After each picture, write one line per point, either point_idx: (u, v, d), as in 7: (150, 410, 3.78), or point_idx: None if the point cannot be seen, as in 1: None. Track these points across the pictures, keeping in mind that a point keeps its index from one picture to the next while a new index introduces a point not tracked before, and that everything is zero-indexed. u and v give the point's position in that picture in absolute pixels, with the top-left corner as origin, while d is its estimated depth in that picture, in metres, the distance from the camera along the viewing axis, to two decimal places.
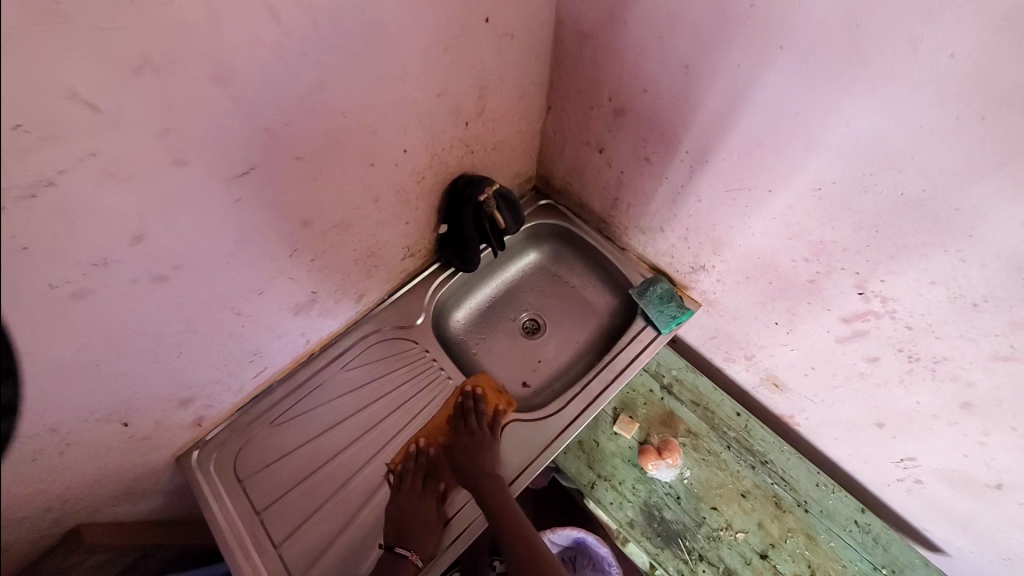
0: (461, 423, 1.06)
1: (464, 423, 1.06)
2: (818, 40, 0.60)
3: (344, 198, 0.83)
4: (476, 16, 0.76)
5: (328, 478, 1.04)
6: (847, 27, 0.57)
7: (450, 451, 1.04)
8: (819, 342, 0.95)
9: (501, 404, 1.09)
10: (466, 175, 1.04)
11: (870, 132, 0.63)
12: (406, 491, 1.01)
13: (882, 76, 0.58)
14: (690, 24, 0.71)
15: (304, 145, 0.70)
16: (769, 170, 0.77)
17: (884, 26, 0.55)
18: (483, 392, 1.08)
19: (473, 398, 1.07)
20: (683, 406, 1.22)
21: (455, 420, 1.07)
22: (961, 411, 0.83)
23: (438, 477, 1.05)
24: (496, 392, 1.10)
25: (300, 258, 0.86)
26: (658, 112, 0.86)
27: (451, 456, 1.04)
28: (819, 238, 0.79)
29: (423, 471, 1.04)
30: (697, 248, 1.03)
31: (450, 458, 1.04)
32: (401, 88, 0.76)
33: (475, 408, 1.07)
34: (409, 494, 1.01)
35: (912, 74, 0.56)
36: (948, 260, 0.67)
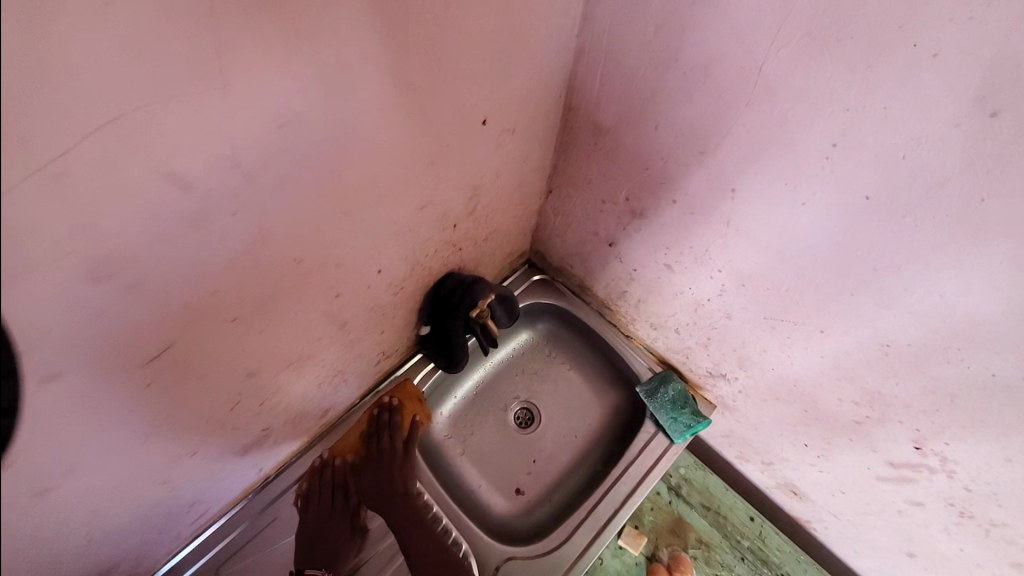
0: (373, 440, 0.94)
1: (377, 441, 0.94)
2: (916, 201, 0.47)
3: (301, 336, 0.66)
4: (470, 120, 0.59)
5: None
6: (967, 197, 0.44)
7: (362, 471, 0.93)
8: (855, 473, 0.85)
9: (420, 414, 0.99)
10: (453, 274, 0.89)
11: (967, 308, 0.51)
12: (315, 512, 0.90)
13: (999, 258, 0.46)
14: (742, 147, 0.57)
15: (243, 302, 0.52)
16: (822, 311, 0.65)
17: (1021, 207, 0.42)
18: (400, 403, 0.97)
19: (388, 410, 0.96)
20: (693, 510, 1.11)
21: (366, 438, 0.94)
22: (1012, 568, 0.75)
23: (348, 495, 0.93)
24: (417, 401, 1.00)
25: (246, 406, 0.68)
26: (688, 225, 0.72)
27: (362, 474, 0.93)
28: (876, 388, 0.68)
29: (331, 489, 0.92)
30: (718, 357, 0.90)
31: (360, 477, 0.93)
32: (374, 214, 0.58)
33: (390, 424, 0.95)
34: (319, 514, 0.90)
35: None
36: None
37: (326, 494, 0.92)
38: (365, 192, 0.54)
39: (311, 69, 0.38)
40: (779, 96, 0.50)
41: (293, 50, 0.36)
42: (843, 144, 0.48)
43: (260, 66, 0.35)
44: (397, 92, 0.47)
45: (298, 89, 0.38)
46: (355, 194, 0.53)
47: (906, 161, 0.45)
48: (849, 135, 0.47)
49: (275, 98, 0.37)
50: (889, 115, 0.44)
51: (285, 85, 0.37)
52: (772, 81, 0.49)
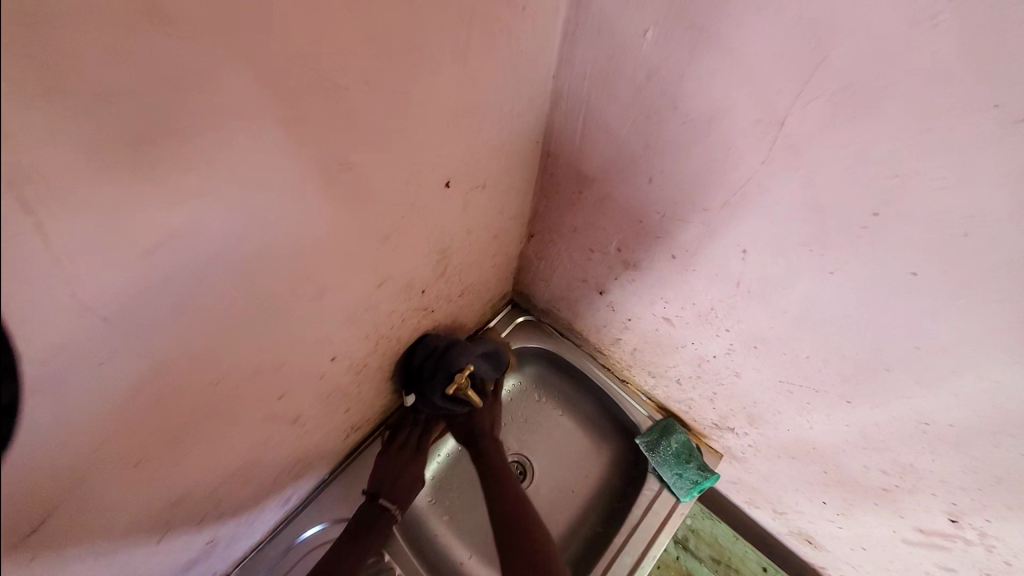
0: None
1: None
2: (974, 283, 0.39)
3: (241, 447, 0.55)
4: (430, 185, 0.49)
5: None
6: None
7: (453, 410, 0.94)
8: (879, 535, 0.77)
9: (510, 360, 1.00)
10: (425, 337, 0.78)
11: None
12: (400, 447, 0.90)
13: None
14: (754, 207, 0.48)
15: (146, 442, 0.41)
16: (849, 382, 0.56)
17: None
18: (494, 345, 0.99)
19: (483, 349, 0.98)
20: (702, 564, 1.04)
21: None
22: None
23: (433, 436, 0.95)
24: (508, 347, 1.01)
25: (180, 529, 0.57)
26: (690, 283, 0.63)
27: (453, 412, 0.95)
28: (907, 460, 0.60)
29: (420, 427, 0.93)
30: (726, 413, 0.81)
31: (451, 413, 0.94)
32: (317, 307, 0.48)
33: None
34: (404, 452, 0.90)
35: None
36: None
37: (415, 430, 0.93)
38: (300, 289, 0.44)
39: (181, 174, 0.28)
40: (801, 156, 0.41)
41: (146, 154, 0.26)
42: (884, 215, 0.40)
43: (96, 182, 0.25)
44: (326, 175, 0.37)
45: (169, 201, 0.28)
46: (287, 294, 0.43)
47: (968, 239, 0.37)
48: (892, 204, 0.39)
49: (133, 223, 0.28)
50: (948, 185, 0.36)
51: (140, 201, 0.27)
52: (792, 140, 0.40)
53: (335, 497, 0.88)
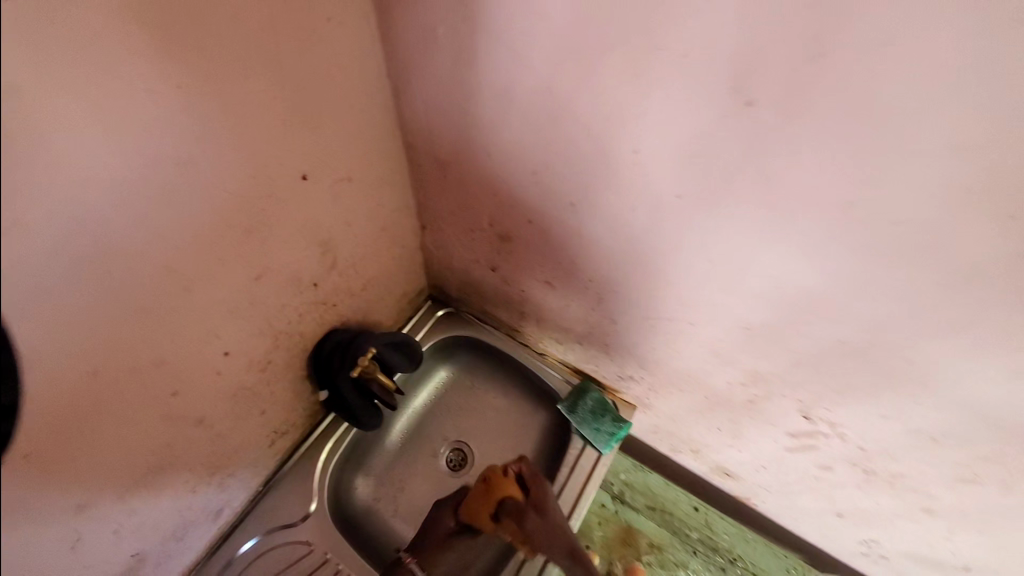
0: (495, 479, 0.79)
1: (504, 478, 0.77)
2: (718, 187, 0.48)
3: (142, 448, 0.58)
4: (286, 179, 0.56)
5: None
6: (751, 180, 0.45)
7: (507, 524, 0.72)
8: (767, 449, 0.85)
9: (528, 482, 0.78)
10: (331, 331, 0.83)
11: (794, 281, 0.52)
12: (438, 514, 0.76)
13: (804, 235, 0.47)
14: (563, 163, 0.57)
15: (28, 437, 0.44)
16: (685, 305, 0.66)
17: (800, 182, 0.43)
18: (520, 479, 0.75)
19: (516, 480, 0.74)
20: (639, 514, 1.10)
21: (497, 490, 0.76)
22: (924, 514, 0.75)
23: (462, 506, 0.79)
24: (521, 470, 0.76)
25: (94, 538, 0.60)
26: (550, 242, 0.72)
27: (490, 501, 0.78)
28: (753, 368, 0.68)
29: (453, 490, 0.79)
30: (622, 362, 0.90)
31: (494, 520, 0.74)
32: (190, 299, 0.53)
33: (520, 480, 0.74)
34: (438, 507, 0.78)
35: (829, 236, 0.45)
36: (903, 402, 0.58)
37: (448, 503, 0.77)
38: (167, 281, 0.49)
39: (20, 172, 0.34)
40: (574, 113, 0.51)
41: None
42: (643, 151, 0.50)
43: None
44: (166, 171, 0.43)
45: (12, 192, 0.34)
46: (153, 286, 0.48)
47: (695, 159, 0.47)
48: (642, 142, 0.49)
49: None
50: (670, 111, 0.45)
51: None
52: (562, 96, 0.50)
53: (269, 508, 0.90)
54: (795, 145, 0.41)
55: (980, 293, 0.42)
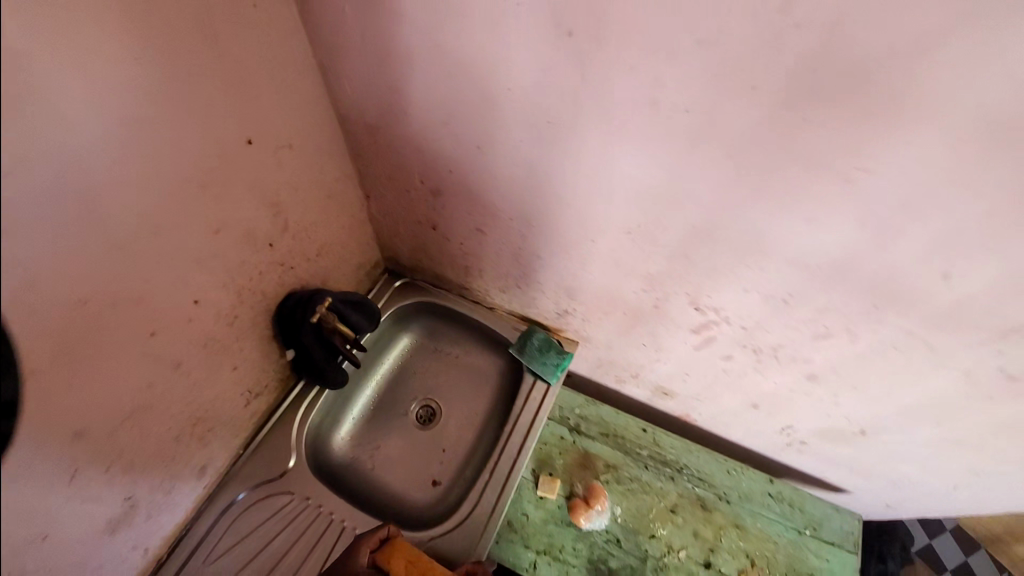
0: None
1: None
2: (576, 103, 0.62)
3: (126, 385, 0.67)
4: (235, 141, 0.67)
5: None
6: (592, 94, 0.60)
7: None
8: (684, 352, 0.99)
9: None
10: (293, 293, 0.93)
11: (649, 177, 0.67)
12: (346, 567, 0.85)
13: (640, 134, 0.62)
14: (465, 108, 0.71)
15: (30, 355, 0.53)
16: (584, 223, 0.80)
17: (625, 89, 0.58)
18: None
19: None
20: (595, 441, 1.21)
21: None
22: (810, 382, 0.87)
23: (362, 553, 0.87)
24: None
25: (88, 475, 0.68)
26: (471, 187, 0.85)
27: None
28: (648, 271, 0.82)
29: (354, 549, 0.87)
30: (555, 296, 1.03)
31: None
32: (161, 243, 0.63)
33: None
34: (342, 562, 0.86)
35: (657, 130, 0.60)
36: (753, 272, 0.72)
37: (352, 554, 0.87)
38: (141, 224, 0.59)
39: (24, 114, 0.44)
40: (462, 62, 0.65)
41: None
42: (518, 86, 0.64)
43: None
44: (134, 127, 0.54)
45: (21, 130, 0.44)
46: (128, 227, 0.58)
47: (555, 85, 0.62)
48: (514, 79, 0.64)
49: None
50: (527, 46, 0.59)
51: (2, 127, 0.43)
52: (450, 48, 0.64)
53: (252, 466, 0.99)
54: (612, 59, 0.56)
55: (761, 156, 0.57)
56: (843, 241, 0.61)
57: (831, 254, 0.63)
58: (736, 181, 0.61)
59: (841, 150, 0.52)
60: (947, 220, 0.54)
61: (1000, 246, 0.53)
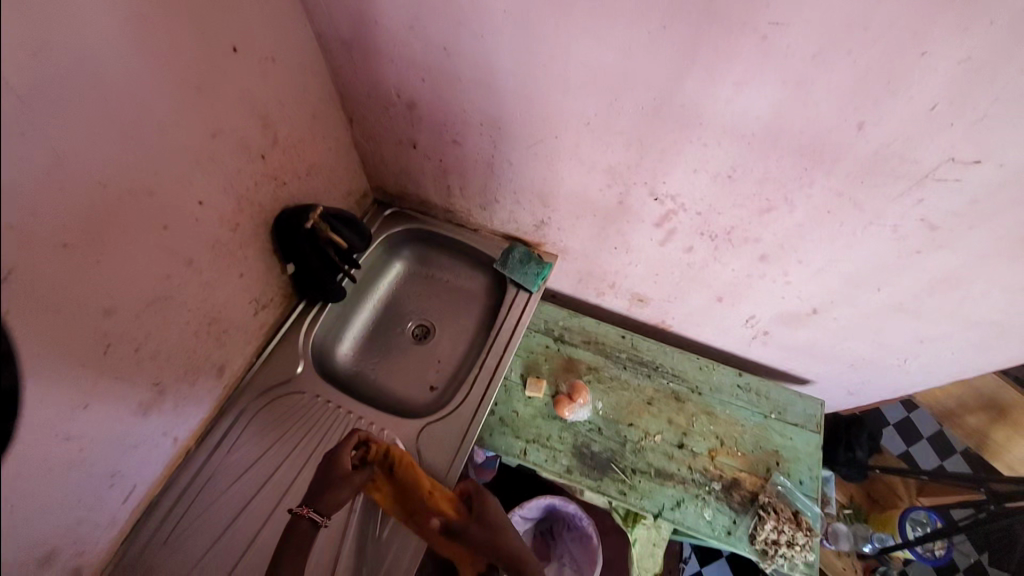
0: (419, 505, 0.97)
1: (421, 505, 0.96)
2: None
3: (146, 272, 0.76)
4: (222, 48, 0.74)
5: (277, 529, 0.98)
6: None
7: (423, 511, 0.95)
8: (650, 251, 1.07)
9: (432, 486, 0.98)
10: (288, 209, 1.01)
11: (598, 61, 0.74)
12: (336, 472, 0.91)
13: (585, 15, 0.68)
14: (429, 10, 0.78)
15: (64, 228, 0.62)
16: (548, 119, 0.87)
17: None
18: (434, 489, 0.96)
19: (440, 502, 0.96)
20: (578, 347, 1.32)
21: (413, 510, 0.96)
22: (762, 263, 0.97)
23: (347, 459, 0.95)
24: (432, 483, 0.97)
25: (119, 352, 0.78)
26: (444, 96, 0.92)
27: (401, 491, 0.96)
28: (608, 164, 0.90)
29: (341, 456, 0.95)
30: (530, 206, 1.11)
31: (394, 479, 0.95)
32: (165, 140, 0.71)
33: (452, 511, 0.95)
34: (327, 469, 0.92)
35: (600, 8, 0.67)
36: (697, 149, 0.80)
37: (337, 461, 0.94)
38: (145, 119, 0.67)
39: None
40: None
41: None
42: None
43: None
44: (131, 23, 0.61)
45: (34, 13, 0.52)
46: (134, 121, 0.66)
47: None
48: None
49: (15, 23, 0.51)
50: None
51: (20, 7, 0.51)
52: None
53: (264, 372, 1.11)
54: None
55: (689, 21, 0.64)
56: (770, 104, 0.69)
57: (760, 119, 0.71)
58: (672, 53, 0.68)
59: (754, 7, 0.59)
60: (854, 68, 0.61)
61: (897, 86, 0.61)
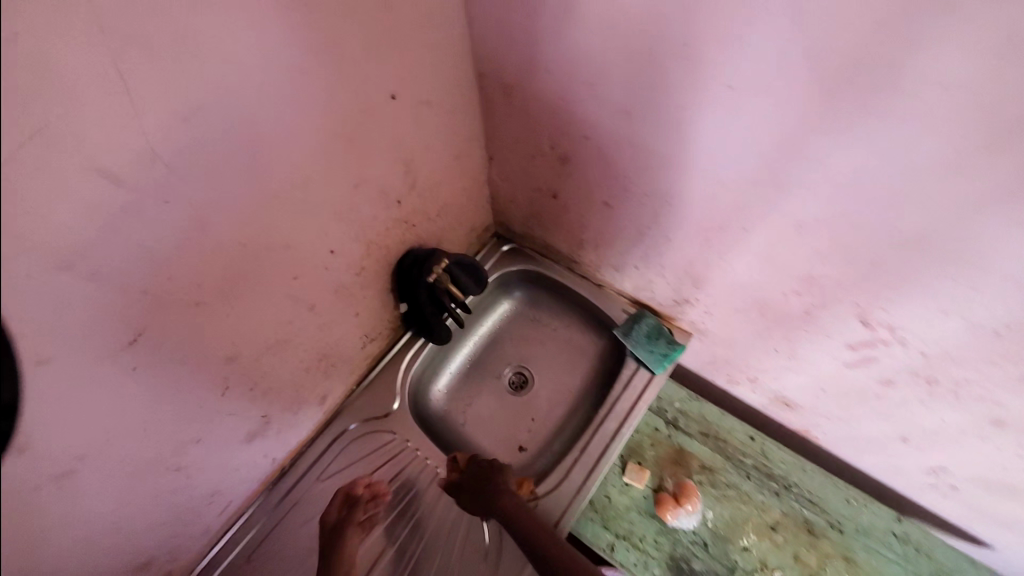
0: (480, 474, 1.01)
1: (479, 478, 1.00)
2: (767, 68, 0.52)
3: (271, 320, 0.73)
4: (379, 95, 0.67)
5: None
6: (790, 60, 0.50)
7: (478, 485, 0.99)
8: (826, 367, 0.87)
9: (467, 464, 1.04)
10: (412, 251, 0.95)
11: (845, 168, 0.55)
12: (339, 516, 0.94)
13: (842, 111, 0.50)
14: (621, 68, 0.63)
15: (200, 288, 0.59)
16: (741, 211, 0.69)
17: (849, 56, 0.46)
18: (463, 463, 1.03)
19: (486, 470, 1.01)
20: (693, 439, 1.14)
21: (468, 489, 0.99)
22: (992, 428, 0.74)
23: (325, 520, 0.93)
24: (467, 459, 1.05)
25: (236, 391, 0.75)
26: (608, 158, 0.77)
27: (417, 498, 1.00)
28: (808, 272, 0.71)
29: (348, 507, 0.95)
30: (677, 283, 0.94)
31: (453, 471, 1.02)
32: (309, 194, 0.66)
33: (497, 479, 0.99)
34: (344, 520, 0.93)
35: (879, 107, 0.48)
36: (961, 291, 0.58)
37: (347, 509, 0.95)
38: (293, 175, 0.62)
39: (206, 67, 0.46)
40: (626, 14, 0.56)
41: (183, 46, 0.44)
42: (688, 43, 0.55)
43: (153, 58, 0.42)
44: (294, 77, 0.55)
45: (197, 83, 0.46)
46: (280, 177, 0.60)
47: (740, 43, 0.52)
48: (686, 32, 0.54)
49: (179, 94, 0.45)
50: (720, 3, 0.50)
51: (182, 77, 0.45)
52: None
53: (362, 402, 1.07)
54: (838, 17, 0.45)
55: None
56: None
57: None
58: (975, 180, 0.48)
59: None
60: None
61: None
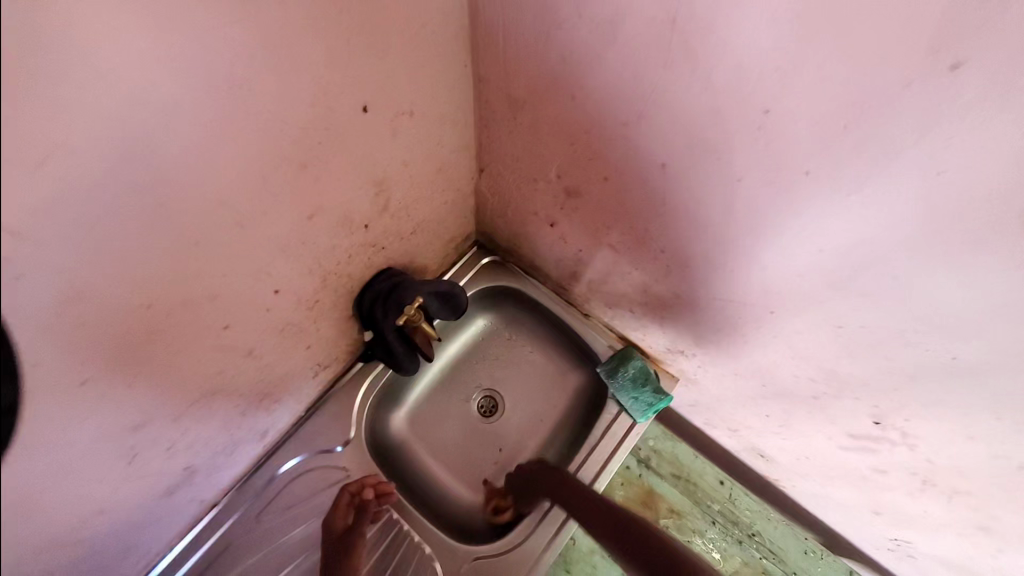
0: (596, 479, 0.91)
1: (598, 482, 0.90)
2: (846, 157, 0.41)
3: (196, 376, 0.58)
4: (346, 107, 0.51)
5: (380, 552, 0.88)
6: (882, 156, 0.39)
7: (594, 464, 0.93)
8: (818, 442, 0.82)
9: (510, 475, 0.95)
10: (381, 275, 0.80)
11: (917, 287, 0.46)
12: (341, 509, 0.84)
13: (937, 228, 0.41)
14: (664, 113, 0.49)
15: (84, 365, 0.43)
16: (773, 293, 0.59)
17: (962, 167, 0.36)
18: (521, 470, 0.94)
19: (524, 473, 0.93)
20: (663, 480, 1.12)
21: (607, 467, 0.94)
22: (975, 530, 0.73)
23: (331, 517, 0.84)
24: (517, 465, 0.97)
25: (148, 456, 0.60)
26: (623, 205, 0.65)
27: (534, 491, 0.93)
28: (832, 367, 0.64)
29: (355, 504, 0.85)
30: (674, 336, 0.84)
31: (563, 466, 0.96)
32: (243, 235, 0.50)
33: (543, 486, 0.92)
34: (349, 513, 0.85)
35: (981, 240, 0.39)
36: (986, 420, 0.55)
37: (350, 507, 0.85)
38: (221, 215, 0.46)
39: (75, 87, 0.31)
40: (708, 58, 0.42)
41: (33, 68, 0.28)
42: (778, 115, 0.42)
43: None
44: (218, 95, 0.39)
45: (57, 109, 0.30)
46: (202, 221, 0.44)
47: (849, 129, 0.40)
48: (781, 99, 0.41)
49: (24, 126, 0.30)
50: (823, 70, 0.37)
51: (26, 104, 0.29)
52: (688, 34, 0.42)
53: (312, 432, 0.92)
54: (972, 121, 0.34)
55: None
56: None
57: None
58: None
59: None
60: None
61: None
